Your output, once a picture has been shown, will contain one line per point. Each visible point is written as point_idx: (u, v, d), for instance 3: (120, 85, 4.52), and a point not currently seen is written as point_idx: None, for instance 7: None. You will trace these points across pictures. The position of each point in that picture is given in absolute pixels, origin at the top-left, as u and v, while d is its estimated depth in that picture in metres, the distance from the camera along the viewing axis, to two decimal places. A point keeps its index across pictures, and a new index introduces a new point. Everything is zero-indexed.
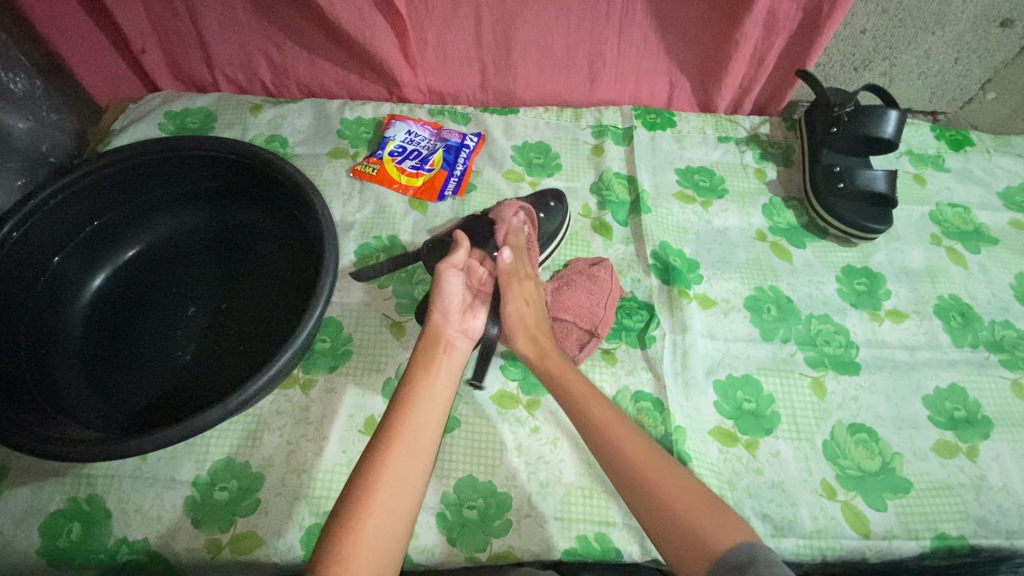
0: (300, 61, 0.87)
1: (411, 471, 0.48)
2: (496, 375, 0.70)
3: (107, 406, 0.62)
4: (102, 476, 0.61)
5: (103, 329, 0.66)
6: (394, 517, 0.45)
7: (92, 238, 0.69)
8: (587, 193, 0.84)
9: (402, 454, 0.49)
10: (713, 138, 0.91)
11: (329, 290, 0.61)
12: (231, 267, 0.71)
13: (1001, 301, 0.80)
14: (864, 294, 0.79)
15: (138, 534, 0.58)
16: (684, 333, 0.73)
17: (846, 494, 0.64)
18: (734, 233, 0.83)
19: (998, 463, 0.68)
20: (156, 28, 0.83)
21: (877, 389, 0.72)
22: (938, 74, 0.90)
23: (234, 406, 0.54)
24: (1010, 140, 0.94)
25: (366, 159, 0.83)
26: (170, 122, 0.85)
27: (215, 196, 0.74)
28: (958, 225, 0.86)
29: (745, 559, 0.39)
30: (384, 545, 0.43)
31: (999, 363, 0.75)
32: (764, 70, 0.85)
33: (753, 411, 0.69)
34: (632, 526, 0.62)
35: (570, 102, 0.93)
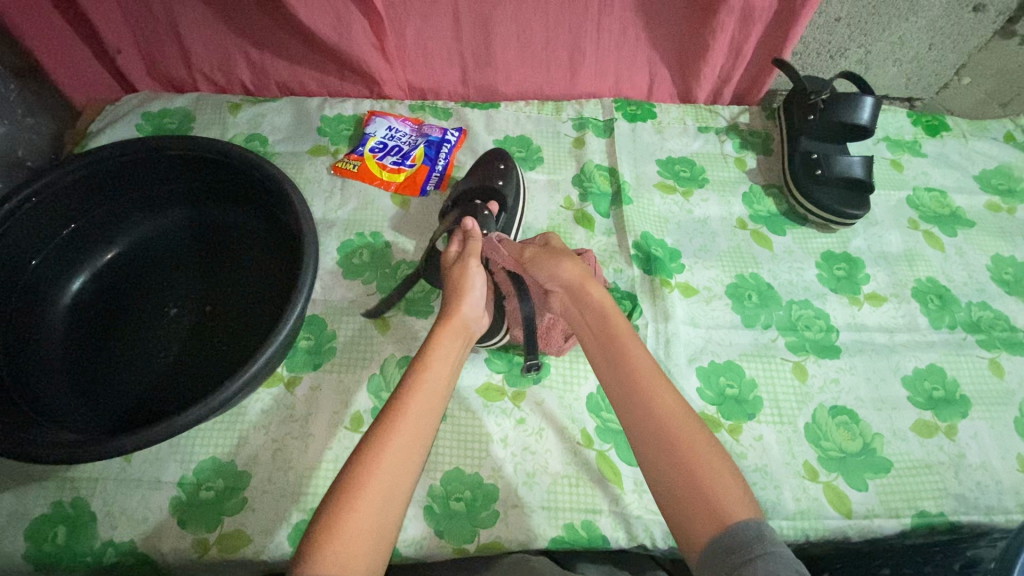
0: (279, 59, 0.86)
1: (421, 435, 0.49)
2: (480, 368, 0.70)
3: (89, 409, 0.62)
4: (86, 479, 0.61)
5: (85, 333, 0.66)
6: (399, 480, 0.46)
7: (69, 241, 0.69)
8: (569, 185, 0.85)
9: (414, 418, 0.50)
10: (693, 128, 0.91)
11: (309, 287, 0.60)
12: (214, 267, 0.71)
13: (978, 283, 0.81)
14: (844, 279, 0.80)
15: (124, 536, 0.58)
16: (667, 322, 0.74)
17: (828, 475, 0.65)
18: (715, 222, 0.83)
19: (976, 441, 0.69)
20: (132, 27, 0.82)
21: (857, 371, 0.73)
22: (913, 60, 0.91)
23: (216, 405, 0.54)
24: (984, 124, 0.96)
25: (347, 156, 0.83)
26: (148, 123, 0.85)
27: (194, 196, 0.74)
28: (935, 209, 0.87)
29: (754, 534, 0.42)
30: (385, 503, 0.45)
31: (976, 343, 0.76)
32: (742, 60, 0.85)
33: (736, 396, 0.70)
34: (618, 513, 0.62)
35: (551, 95, 0.93)
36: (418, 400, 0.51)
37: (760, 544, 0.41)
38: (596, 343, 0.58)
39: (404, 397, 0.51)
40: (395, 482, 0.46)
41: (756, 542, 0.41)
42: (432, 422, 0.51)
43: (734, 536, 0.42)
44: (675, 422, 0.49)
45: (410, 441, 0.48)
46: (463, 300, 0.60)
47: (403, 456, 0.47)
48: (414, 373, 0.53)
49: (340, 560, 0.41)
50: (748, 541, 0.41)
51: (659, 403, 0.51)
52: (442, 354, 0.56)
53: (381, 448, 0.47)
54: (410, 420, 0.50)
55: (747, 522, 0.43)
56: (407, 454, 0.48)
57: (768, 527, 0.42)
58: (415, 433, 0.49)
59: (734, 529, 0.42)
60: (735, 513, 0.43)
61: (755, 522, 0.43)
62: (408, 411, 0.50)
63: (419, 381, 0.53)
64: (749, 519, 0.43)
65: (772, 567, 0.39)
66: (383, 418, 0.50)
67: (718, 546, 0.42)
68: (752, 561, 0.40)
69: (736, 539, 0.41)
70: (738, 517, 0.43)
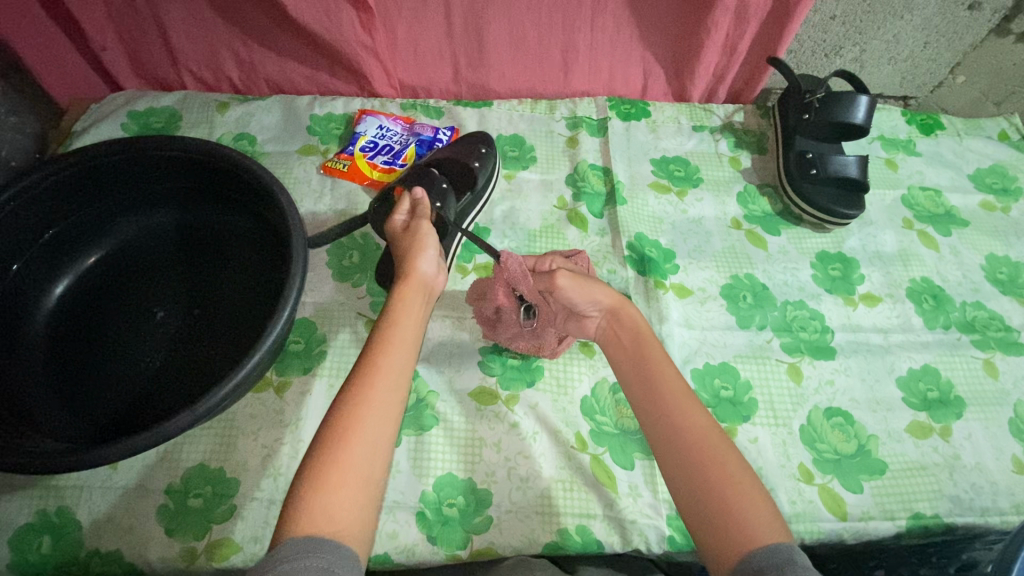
0: (267, 56, 0.85)
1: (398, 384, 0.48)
2: (474, 371, 0.69)
3: (74, 416, 0.60)
4: (70, 487, 0.59)
5: (70, 337, 0.64)
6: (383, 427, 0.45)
7: (52, 244, 0.67)
8: (562, 185, 0.84)
9: (388, 368, 0.48)
10: (688, 127, 0.91)
11: (298, 289, 0.59)
12: (201, 269, 0.69)
13: (972, 283, 0.81)
14: (839, 279, 0.80)
15: (110, 545, 0.57)
16: (662, 324, 0.73)
17: (823, 478, 0.65)
18: (709, 222, 0.83)
19: (971, 442, 0.69)
20: (116, 24, 0.80)
21: (852, 372, 0.72)
22: (908, 59, 0.91)
23: (203, 411, 0.52)
24: (979, 123, 0.96)
25: (337, 155, 0.82)
26: (134, 123, 0.84)
27: (180, 197, 0.72)
28: (929, 208, 0.87)
29: (784, 557, 0.39)
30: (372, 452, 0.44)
31: (970, 344, 0.76)
32: (737, 58, 0.85)
33: (730, 398, 0.69)
34: (613, 517, 0.62)
35: (544, 94, 0.92)
36: (387, 357, 0.49)
37: (790, 568, 0.39)
38: (627, 362, 0.56)
39: (373, 357, 0.49)
40: (373, 441, 0.44)
41: (787, 566, 0.39)
42: (405, 377, 0.49)
43: (764, 558, 0.40)
44: (705, 443, 0.48)
45: (390, 390, 0.47)
46: (417, 258, 0.56)
47: (378, 415, 0.45)
48: (380, 332, 0.51)
49: (328, 513, 0.40)
50: (778, 564, 0.39)
51: (688, 424, 0.49)
52: (406, 310, 0.53)
53: (355, 409, 0.45)
54: (383, 379, 0.47)
55: (777, 545, 0.41)
56: (383, 412, 0.46)
57: (800, 553, 0.40)
58: (390, 391, 0.47)
59: (764, 552, 0.41)
60: (765, 535, 0.42)
61: (787, 546, 0.41)
62: (386, 362, 0.48)
63: (386, 339, 0.50)
64: (779, 543, 0.41)
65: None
66: (352, 379, 0.47)
67: (746, 569, 0.40)
68: None
69: (765, 561, 0.40)
70: (767, 540, 0.41)
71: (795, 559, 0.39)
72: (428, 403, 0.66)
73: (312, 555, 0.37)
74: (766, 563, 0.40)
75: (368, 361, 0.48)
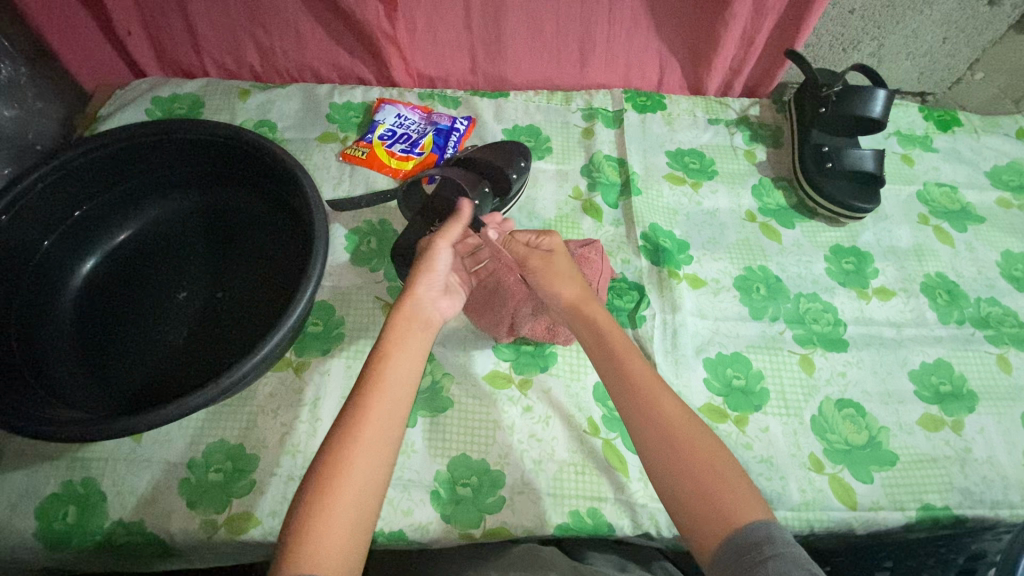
0: (288, 44, 0.86)
1: (398, 402, 0.49)
2: (488, 356, 0.70)
3: (99, 389, 0.62)
4: (96, 459, 0.61)
5: (96, 314, 0.66)
6: (380, 444, 0.47)
7: (80, 223, 0.69)
8: (577, 175, 0.85)
9: (388, 387, 0.50)
10: (703, 120, 0.91)
11: (320, 270, 0.60)
12: (224, 252, 0.71)
13: (987, 279, 0.81)
14: (853, 273, 0.80)
15: (133, 516, 0.59)
16: (675, 313, 0.74)
17: (833, 467, 0.65)
18: (724, 214, 0.83)
19: (983, 436, 0.69)
20: (142, 12, 0.82)
21: (864, 365, 0.73)
22: (926, 54, 0.90)
23: (227, 385, 0.54)
24: (997, 120, 0.95)
25: (356, 142, 0.83)
26: (157, 109, 0.85)
27: (205, 181, 0.74)
28: (945, 204, 0.87)
29: (763, 535, 0.43)
30: (370, 470, 0.46)
31: (984, 339, 0.76)
32: (754, 51, 0.85)
33: (742, 387, 0.70)
34: (624, 501, 0.62)
35: (561, 86, 0.93)
36: (378, 396, 0.49)
37: (769, 544, 0.42)
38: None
39: (363, 395, 0.49)
40: (361, 488, 0.45)
41: (765, 543, 0.42)
42: (397, 415, 0.49)
43: (744, 537, 0.43)
44: (681, 429, 0.49)
45: (388, 408, 0.49)
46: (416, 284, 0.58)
47: (366, 458, 0.46)
48: (375, 367, 0.51)
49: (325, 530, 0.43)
50: (757, 541, 0.42)
51: (667, 415, 0.50)
52: (403, 341, 0.53)
53: (345, 453, 0.46)
54: (372, 420, 0.48)
55: (754, 523, 0.44)
56: (377, 449, 0.47)
57: (776, 525, 0.44)
58: (380, 434, 0.48)
59: (743, 531, 0.43)
60: (740, 515, 0.44)
61: (765, 523, 0.44)
62: (384, 381, 0.50)
63: (380, 376, 0.50)
64: (759, 520, 0.44)
65: (782, 567, 0.40)
66: (341, 419, 0.48)
67: (730, 548, 0.43)
68: (764, 560, 0.41)
69: (745, 541, 0.43)
70: (746, 519, 0.44)
71: (774, 536, 0.42)
72: (443, 385, 0.68)
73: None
74: (748, 544, 0.42)
75: (360, 398, 0.49)
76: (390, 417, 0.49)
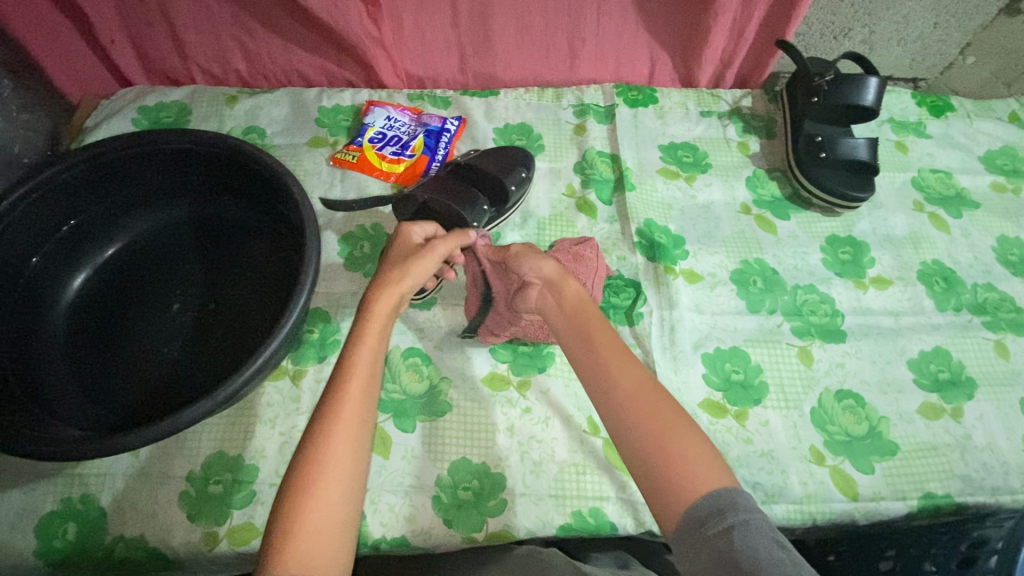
0: (275, 49, 0.85)
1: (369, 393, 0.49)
2: (486, 359, 0.70)
3: (95, 406, 0.61)
4: (94, 475, 0.61)
5: (88, 329, 0.65)
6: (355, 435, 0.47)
7: (68, 238, 0.68)
8: (570, 172, 0.84)
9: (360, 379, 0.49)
10: (696, 113, 0.90)
11: (312, 278, 0.60)
12: (215, 262, 0.70)
13: (983, 265, 0.80)
14: (849, 263, 0.79)
15: (134, 531, 0.59)
16: (672, 309, 0.73)
17: (834, 459, 0.65)
18: (718, 208, 0.83)
19: (982, 423, 0.69)
20: (125, 20, 0.81)
21: (863, 355, 0.72)
22: (918, 40, 0.90)
23: (222, 398, 0.53)
24: (990, 104, 0.95)
25: (346, 146, 0.82)
26: (144, 118, 0.84)
27: (194, 191, 0.73)
28: (940, 190, 0.86)
29: (726, 502, 0.42)
30: (347, 462, 0.46)
31: (981, 325, 0.76)
32: (744, 42, 0.84)
33: (741, 381, 0.70)
34: (626, 499, 0.62)
35: (551, 82, 0.92)
36: (351, 388, 0.49)
37: (731, 512, 0.41)
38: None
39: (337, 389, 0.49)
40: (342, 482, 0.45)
41: (727, 510, 0.42)
42: (371, 406, 0.49)
43: (706, 505, 0.42)
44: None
45: (360, 400, 0.49)
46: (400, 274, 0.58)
47: (344, 455, 0.46)
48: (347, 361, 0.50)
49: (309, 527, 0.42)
50: (720, 508, 0.42)
51: None
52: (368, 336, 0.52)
53: (325, 449, 0.45)
54: (346, 414, 0.47)
55: (718, 492, 0.43)
56: (352, 441, 0.47)
57: (740, 493, 0.43)
58: (355, 425, 0.47)
59: (704, 499, 0.43)
60: (704, 483, 0.44)
61: (729, 491, 0.43)
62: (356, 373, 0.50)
63: (351, 369, 0.50)
64: (723, 487, 0.44)
65: (744, 535, 0.40)
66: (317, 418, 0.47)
67: (692, 518, 0.42)
68: (726, 530, 0.41)
69: (707, 509, 0.42)
70: (710, 487, 0.43)
71: (737, 504, 0.42)
72: (441, 389, 0.67)
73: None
74: (710, 512, 0.42)
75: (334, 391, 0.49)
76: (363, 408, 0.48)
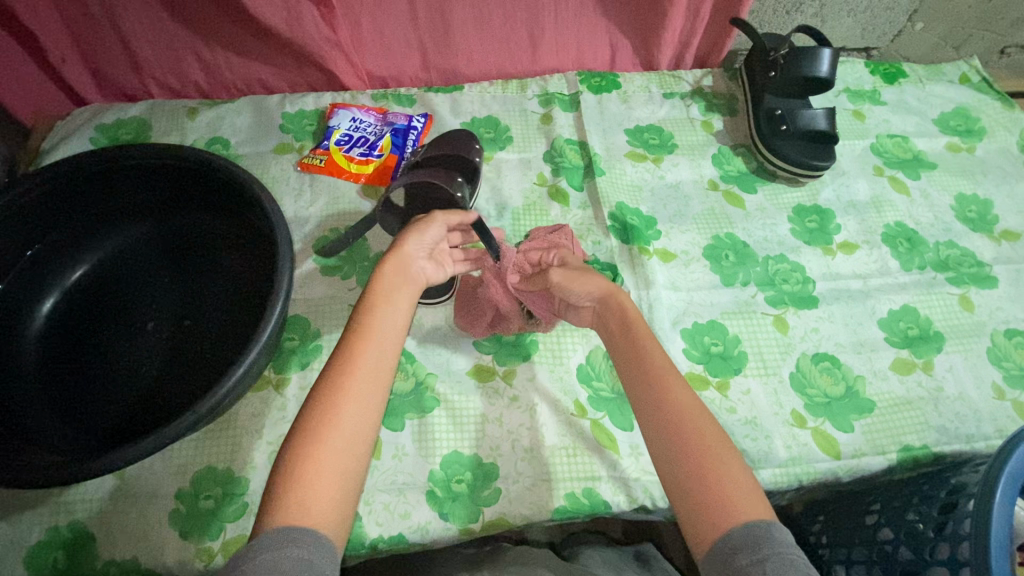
0: (232, 57, 0.84)
1: (389, 349, 0.51)
2: (470, 351, 0.70)
3: (76, 430, 0.60)
4: (80, 501, 0.60)
5: (62, 352, 0.64)
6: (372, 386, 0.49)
7: (34, 262, 0.67)
8: (540, 162, 0.85)
9: (381, 333, 0.52)
10: (659, 95, 0.92)
11: (287, 284, 0.59)
12: (190, 276, 0.69)
13: (943, 223, 0.83)
14: (816, 231, 0.81)
15: (126, 553, 0.58)
16: (649, 289, 0.75)
17: (815, 421, 0.67)
18: (687, 186, 0.84)
19: (952, 373, 0.72)
20: (75, 37, 0.79)
21: (836, 318, 0.75)
22: (867, 10, 0.92)
23: (206, 411, 0.52)
24: (940, 68, 0.98)
25: (313, 151, 0.82)
26: (103, 136, 0.83)
27: (161, 206, 0.72)
28: (898, 154, 0.89)
29: (761, 535, 0.41)
30: (362, 412, 0.47)
31: (946, 281, 0.78)
32: (700, 22, 0.86)
33: (721, 353, 0.71)
34: (617, 477, 0.63)
35: (514, 74, 0.92)
36: (370, 341, 0.51)
37: (767, 544, 0.40)
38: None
39: (357, 340, 0.51)
40: (354, 429, 0.46)
41: (763, 542, 0.41)
42: (386, 360, 0.51)
43: (740, 536, 0.41)
44: (666, 407, 0.50)
45: (378, 353, 0.50)
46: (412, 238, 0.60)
47: (359, 403, 0.47)
48: (367, 315, 0.53)
49: (315, 470, 0.44)
50: (755, 541, 0.41)
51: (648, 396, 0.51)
52: (389, 295, 0.55)
53: (336, 396, 0.47)
54: (363, 364, 0.49)
55: (753, 523, 0.42)
56: (369, 390, 0.48)
57: (779, 529, 0.42)
58: (371, 376, 0.49)
59: (738, 531, 0.42)
60: (737, 514, 0.43)
61: (764, 523, 0.42)
62: (375, 327, 0.52)
63: (371, 322, 0.52)
64: (757, 520, 0.43)
65: (779, 569, 0.39)
66: (335, 364, 0.49)
67: (723, 548, 0.42)
68: (758, 563, 0.39)
69: (741, 541, 0.41)
70: (744, 518, 0.43)
71: (773, 537, 0.41)
72: (427, 385, 0.67)
73: (292, 546, 0.39)
74: (740, 541, 0.41)
75: (352, 342, 0.51)
76: (381, 362, 0.50)
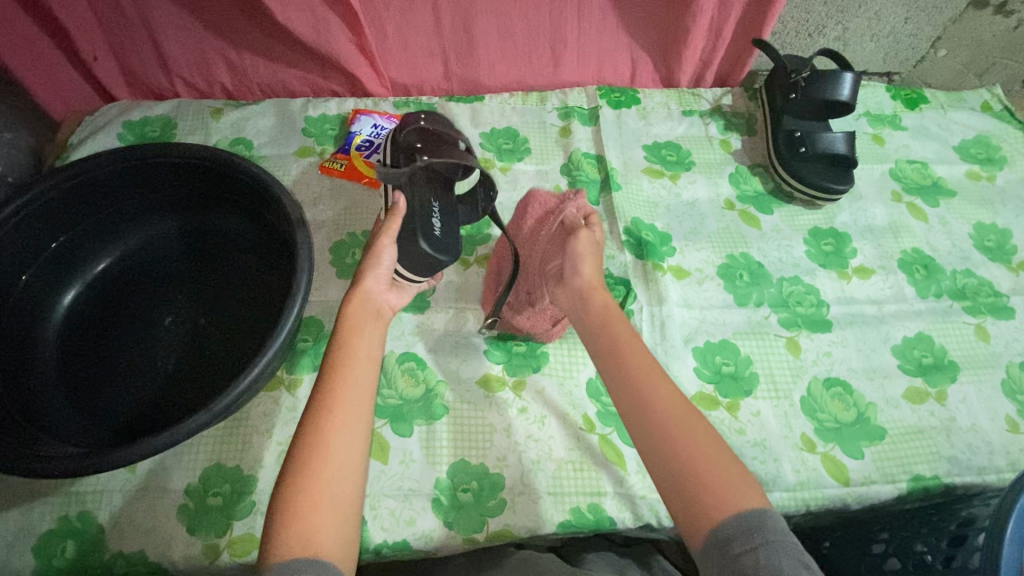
0: (258, 59, 0.85)
1: (365, 384, 0.52)
2: (481, 360, 0.70)
3: (91, 422, 0.61)
4: (91, 492, 0.60)
5: (80, 345, 0.65)
6: (354, 420, 0.49)
7: (58, 255, 0.68)
8: (558, 174, 0.85)
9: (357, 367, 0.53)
10: (678, 112, 0.92)
11: (305, 287, 0.60)
12: (210, 276, 0.70)
13: (961, 252, 0.83)
14: (832, 254, 0.81)
15: (133, 546, 0.59)
16: (661, 305, 0.75)
17: (824, 446, 0.67)
18: (703, 205, 0.84)
19: (966, 405, 0.71)
20: (108, 35, 0.81)
21: (849, 343, 0.74)
22: (890, 35, 0.92)
23: (220, 409, 0.53)
24: (962, 95, 0.98)
25: (334, 155, 0.83)
26: (129, 133, 0.84)
27: (184, 204, 0.73)
28: (917, 180, 0.89)
29: (755, 523, 0.42)
30: (349, 447, 0.48)
31: (962, 310, 0.78)
32: (722, 42, 0.86)
33: (731, 373, 0.71)
34: (623, 493, 0.63)
35: (535, 87, 0.93)
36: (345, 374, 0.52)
37: (760, 532, 0.41)
38: None
39: (332, 377, 0.51)
40: (342, 463, 0.47)
41: (757, 530, 0.42)
42: (365, 393, 0.52)
43: (733, 525, 0.42)
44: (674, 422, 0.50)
45: (358, 387, 0.51)
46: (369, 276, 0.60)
47: (342, 439, 0.48)
48: (339, 351, 0.53)
49: (308, 511, 0.44)
50: (748, 529, 0.42)
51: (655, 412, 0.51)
52: (359, 329, 0.56)
53: (320, 435, 0.48)
54: (344, 400, 0.50)
55: (748, 512, 0.43)
56: (353, 424, 0.49)
57: (770, 515, 0.43)
58: (352, 412, 0.50)
59: (732, 519, 0.43)
60: (736, 503, 0.44)
61: (758, 511, 0.43)
62: (350, 362, 0.53)
63: (345, 358, 0.53)
64: (753, 510, 0.43)
65: (771, 556, 0.40)
66: (316, 401, 0.50)
67: (716, 538, 0.42)
68: (752, 550, 0.41)
69: (736, 528, 0.42)
70: (739, 506, 0.43)
71: (766, 524, 0.42)
72: (437, 393, 0.68)
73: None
74: (736, 531, 0.42)
75: (328, 381, 0.51)
76: (359, 398, 0.51)
